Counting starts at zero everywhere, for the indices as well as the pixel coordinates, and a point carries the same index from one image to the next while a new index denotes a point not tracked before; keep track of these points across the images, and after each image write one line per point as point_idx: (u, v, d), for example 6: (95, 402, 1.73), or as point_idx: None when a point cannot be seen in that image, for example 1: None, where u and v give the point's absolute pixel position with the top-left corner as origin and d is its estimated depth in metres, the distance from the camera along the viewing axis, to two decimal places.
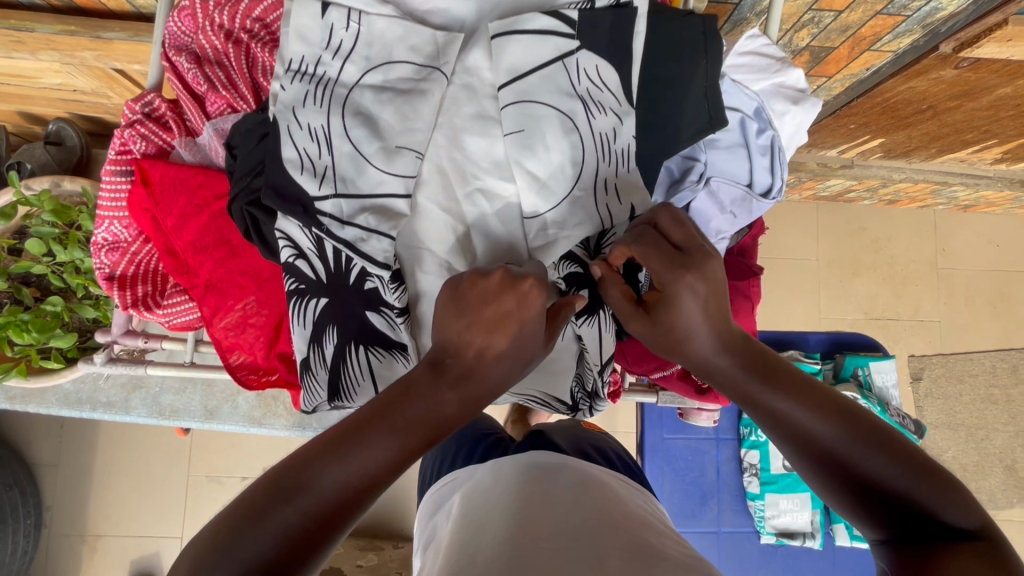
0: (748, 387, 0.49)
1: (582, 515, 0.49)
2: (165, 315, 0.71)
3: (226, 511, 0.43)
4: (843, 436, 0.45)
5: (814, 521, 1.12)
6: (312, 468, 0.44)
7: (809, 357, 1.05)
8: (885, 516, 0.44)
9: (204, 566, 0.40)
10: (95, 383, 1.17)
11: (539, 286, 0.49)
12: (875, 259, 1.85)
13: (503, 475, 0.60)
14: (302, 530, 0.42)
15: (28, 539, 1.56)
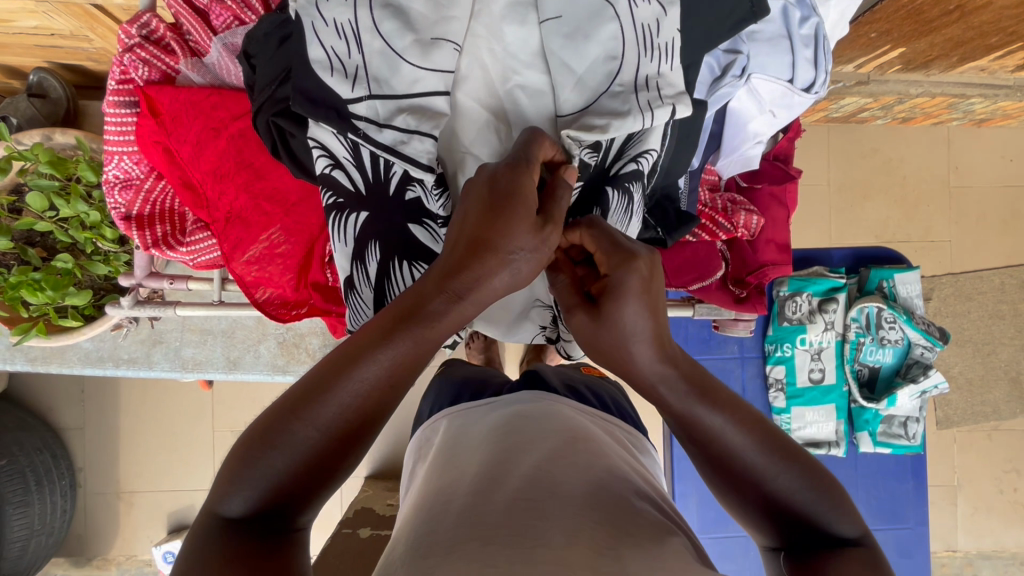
0: (682, 398, 0.49)
1: (559, 456, 0.50)
2: (189, 253, 0.71)
3: (250, 430, 0.47)
4: (759, 455, 0.48)
5: (838, 430, 1.12)
6: (318, 387, 0.46)
7: (834, 272, 1.10)
8: (784, 530, 0.48)
9: (236, 473, 0.45)
10: (115, 340, 1.16)
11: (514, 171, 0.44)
12: (887, 181, 1.82)
13: (494, 411, 0.61)
14: (316, 449, 0.45)
15: (66, 499, 1.61)
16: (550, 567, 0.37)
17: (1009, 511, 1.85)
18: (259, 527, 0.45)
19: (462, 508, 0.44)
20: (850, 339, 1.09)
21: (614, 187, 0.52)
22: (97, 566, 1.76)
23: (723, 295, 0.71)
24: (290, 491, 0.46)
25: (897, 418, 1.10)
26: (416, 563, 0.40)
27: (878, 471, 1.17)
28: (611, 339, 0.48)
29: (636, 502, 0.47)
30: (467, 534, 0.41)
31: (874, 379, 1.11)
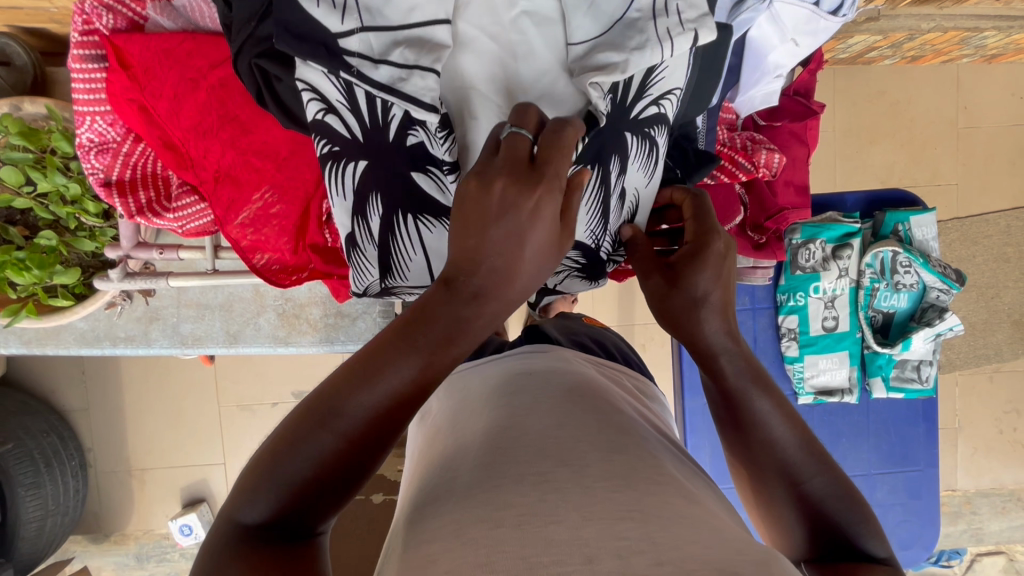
0: (743, 384, 0.53)
1: (571, 419, 0.47)
2: (176, 220, 0.67)
3: (269, 439, 0.45)
4: (802, 456, 0.51)
5: (852, 376, 1.14)
6: (340, 396, 0.43)
7: (849, 217, 1.08)
8: (821, 538, 0.50)
9: (251, 482, 0.43)
10: (110, 319, 1.13)
11: (547, 194, 0.42)
12: (893, 125, 1.76)
13: (498, 369, 0.59)
14: (334, 455, 0.43)
15: (77, 478, 1.62)
16: (565, 546, 0.34)
17: (1008, 450, 1.89)
18: (278, 531, 0.43)
19: (470, 487, 0.41)
20: (864, 286, 1.10)
21: (634, 132, 0.51)
22: (115, 541, 1.79)
23: (743, 242, 0.66)
24: (305, 501, 0.44)
25: (910, 362, 1.12)
26: (421, 550, 0.38)
27: (888, 417, 1.18)
28: (681, 302, 0.52)
29: (664, 466, 0.45)
30: (477, 515, 0.38)
31: (888, 325, 1.13)
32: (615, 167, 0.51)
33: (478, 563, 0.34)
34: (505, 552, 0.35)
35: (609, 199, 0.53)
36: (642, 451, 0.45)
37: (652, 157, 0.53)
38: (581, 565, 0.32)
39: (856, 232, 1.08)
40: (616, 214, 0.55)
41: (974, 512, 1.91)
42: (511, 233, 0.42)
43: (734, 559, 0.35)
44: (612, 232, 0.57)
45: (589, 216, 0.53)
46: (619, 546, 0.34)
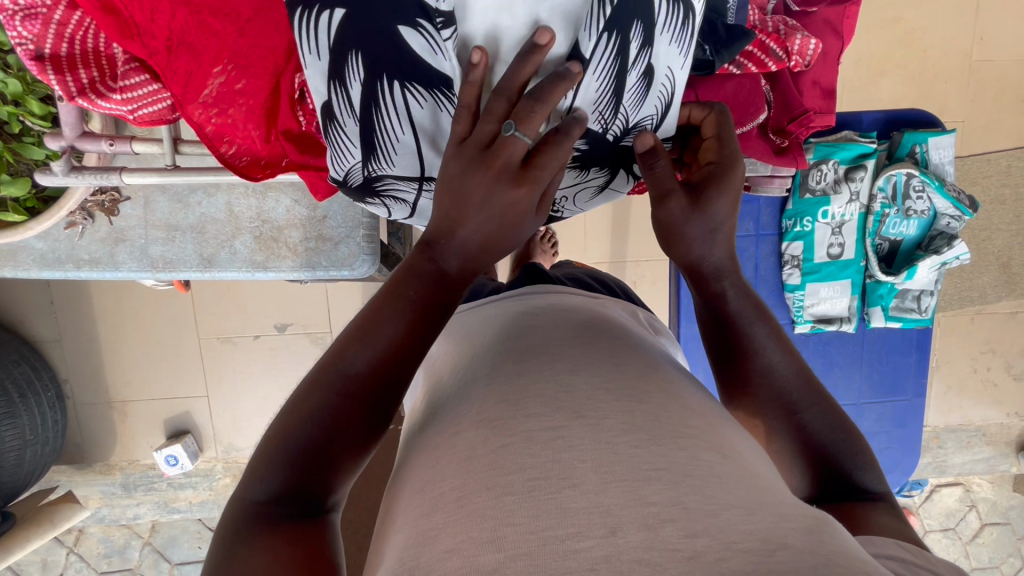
0: (745, 308, 0.54)
1: (584, 366, 0.47)
2: (125, 102, 0.59)
3: (277, 422, 0.47)
4: (802, 385, 0.52)
5: (851, 306, 1.15)
6: (338, 359, 0.47)
7: (866, 136, 1.06)
8: (826, 480, 0.50)
9: (269, 461, 0.46)
10: (72, 241, 1.06)
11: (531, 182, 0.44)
12: (906, 53, 1.68)
13: (504, 312, 0.59)
14: (337, 414, 0.46)
15: (55, 410, 1.58)
16: (582, 516, 0.35)
17: (981, 388, 1.95)
18: (295, 505, 0.45)
19: (475, 444, 0.42)
20: (875, 212, 1.09)
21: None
22: (101, 470, 1.79)
23: (762, 145, 0.61)
24: (314, 472, 0.46)
25: (911, 292, 1.13)
26: (422, 522, 0.38)
27: (883, 348, 1.19)
28: (700, 228, 0.52)
29: (690, 414, 0.44)
30: (481, 483, 0.38)
31: (893, 254, 1.13)
32: (635, 39, 0.44)
33: (484, 540, 0.35)
34: (515, 524, 0.35)
35: (627, 74, 0.46)
36: (665, 400, 0.44)
37: (685, 29, 0.45)
38: (601, 539, 0.33)
39: (873, 152, 1.06)
40: (637, 96, 0.48)
41: (941, 446, 2.00)
42: (473, 201, 0.45)
43: (779, 528, 0.34)
44: (626, 117, 0.49)
45: (599, 97, 0.47)
46: (646, 516, 0.34)
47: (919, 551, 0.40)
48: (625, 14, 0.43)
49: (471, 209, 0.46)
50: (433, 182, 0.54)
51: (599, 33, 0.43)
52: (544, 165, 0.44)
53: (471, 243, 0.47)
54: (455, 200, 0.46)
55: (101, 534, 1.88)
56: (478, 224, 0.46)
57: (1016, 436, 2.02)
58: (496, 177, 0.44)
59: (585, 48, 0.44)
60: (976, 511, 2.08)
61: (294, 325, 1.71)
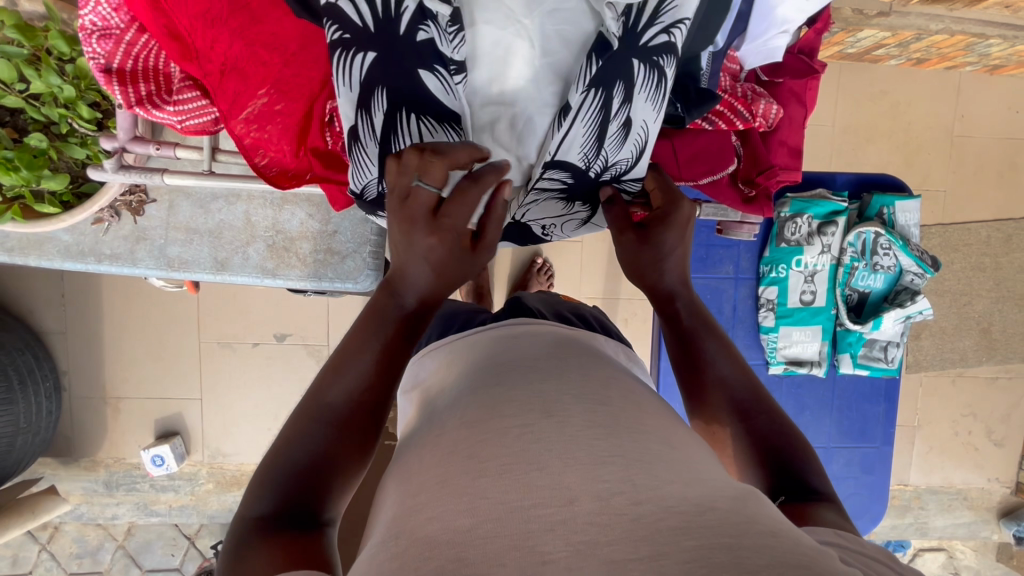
0: (698, 326, 0.63)
1: (556, 375, 0.52)
2: (176, 113, 0.67)
3: (271, 452, 0.54)
4: (750, 394, 0.58)
5: (822, 350, 1.21)
6: (323, 391, 0.55)
7: (837, 196, 1.15)
8: (778, 479, 0.53)
9: (267, 484, 0.52)
10: (96, 235, 1.13)
11: (444, 228, 0.53)
12: (892, 125, 1.79)
13: (488, 329, 0.64)
14: (326, 437, 0.54)
15: (51, 400, 1.61)
16: (545, 490, 0.40)
17: (962, 452, 1.97)
18: (292, 519, 0.51)
19: (457, 442, 0.46)
20: (845, 264, 1.17)
21: (642, 60, 0.49)
22: (85, 467, 1.80)
23: (733, 194, 0.69)
24: (306, 490, 0.52)
25: (878, 342, 1.18)
26: (409, 500, 0.44)
27: (853, 395, 1.25)
28: (651, 257, 0.62)
29: (645, 417, 0.49)
30: (462, 468, 0.43)
31: (862, 304, 1.20)
32: (618, 95, 0.51)
33: (461, 508, 0.40)
34: (488, 498, 0.40)
35: (608, 125, 0.52)
36: (624, 404, 0.49)
37: (660, 90, 0.51)
38: (561, 507, 0.38)
39: (842, 211, 1.15)
40: (618, 142, 0.54)
41: (922, 507, 2.00)
42: (402, 247, 0.55)
43: (711, 496, 0.40)
44: (607, 158, 0.55)
45: (584, 141, 0.53)
46: (599, 489, 0.39)
47: (853, 539, 0.43)
48: (608, 74, 0.49)
49: (405, 255, 0.56)
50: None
51: (585, 88, 0.49)
52: (456, 214, 0.53)
53: (418, 282, 0.56)
54: (397, 251, 0.56)
55: (76, 533, 1.87)
56: (415, 270, 0.56)
57: (998, 503, 2.02)
58: (416, 224, 0.54)
59: (574, 100, 0.50)
60: None
61: (293, 336, 1.76)
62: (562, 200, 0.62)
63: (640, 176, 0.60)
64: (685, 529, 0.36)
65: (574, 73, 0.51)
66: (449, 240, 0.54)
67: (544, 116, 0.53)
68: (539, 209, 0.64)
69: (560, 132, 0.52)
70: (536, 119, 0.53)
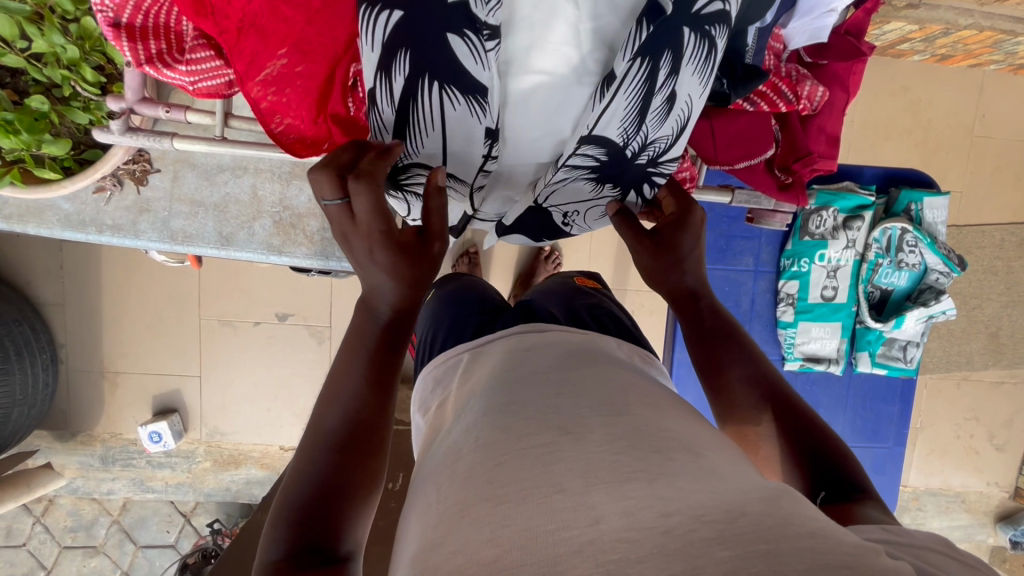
0: (720, 333, 0.69)
1: (569, 391, 0.52)
2: (189, 74, 0.64)
3: (281, 489, 0.58)
4: (775, 397, 0.63)
5: (840, 347, 1.22)
6: (319, 420, 0.61)
7: (865, 189, 1.13)
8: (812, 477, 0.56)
9: (281, 519, 0.55)
10: (98, 206, 1.09)
11: (372, 232, 0.58)
12: (912, 122, 1.76)
13: (505, 341, 0.67)
14: (329, 466, 0.58)
15: (48, 373, 1.59)
16: (570, 513, 0.38)
17: (963, 455, 1.96)
18: (307, 555, 0.53)
19: (475, 465, 0.45)
20: (869, 260, 1.16)
21: (694, 28, 0.46)
22: (82, 441, 1.78)
23: (768, 180, 0.67)
24: (314, 522, 0.55)
25: (898, 341, 1.20)
26: (430, 533, 0.42)
27: (868, 394, 1.27)
28: (669, 260, 0.69)
29: (666, 424, 0.48)
30: (480, 495, 0.41)
31: (883, 302, 1.21)
32: (665, 66, 0.47)
33: (483, 539, 0.38)
34: (512, 526, 0.39)
35: (652, 98, 0.49)
36: (642, 413, 0.49)
37: (708, 62, 0.49)
38: (587, 527, 0.37)
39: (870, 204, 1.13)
40: (659, 117, 0.51)
41: (920, 508, 2.00)
42: (354, 261, 0.61)
43: (741, 502, 0.38)
44: (646, 135, 0.53)
45: (625, 115, 0.50)
46: (625, 506, 0.38)
47: (902, 533, 0.42)
48: (657, 43, 0.46)
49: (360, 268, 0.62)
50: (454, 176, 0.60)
51: (632, 57, 0.46)
52: (374, 219, 0.58)
53: (376, 287, 0.62)
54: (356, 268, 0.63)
55: (71, 507, 1.86)
56: (369, 275, 0.61)
57: (995, 507, 2.02)
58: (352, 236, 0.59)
59: (619, 69, 0.46)
60: None
61: (295, 316, 1.73)
62: (591, 183, 0.60)
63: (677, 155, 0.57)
64: (719, 540, 0.34)
65: (619, 42, 0.48)
66: (377, 237, 0.59)
67: (584, 87, 0.50)
68: (563, 193, 0.61)
69: (602, 104, 0.49)
70: (574, 89, 0.50)
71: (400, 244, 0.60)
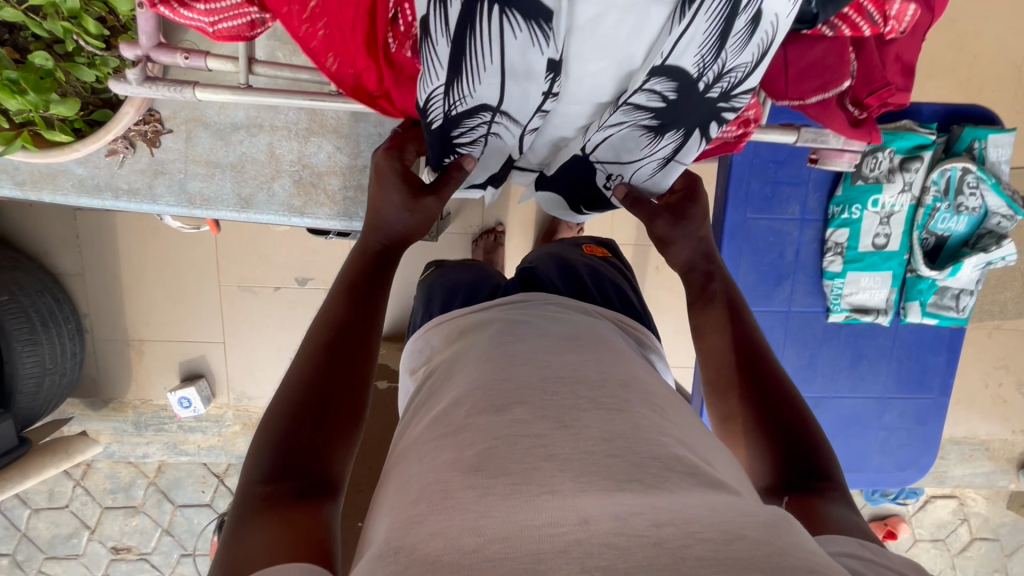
0: (732, 311, 0.76)
1: (556, 364, 0.62)
2: (207, 13, 0.59)
3: (271, 405, 0.60)
4: (768, 379, 0.69)
5: (889, 298, 1.20)
6: (313, 344, 0.65)
7: (925, 128, 1.10)
8: (787, 458, 0.64)
9: (269, 434, 0.58)
10: (112, 169, 1.06)
11: (389, 166, 0.72)
12: (958, 56, 1.64)
13: (502, 315, 0.75)
14: (318, 391, 0.61)
15: (75, 341, 1.59)
16: (557, 511, 0.44)
17: (989, 404, 1.95)
18: (290, 479, 0.56)
19: (466, 448, 0.52)
20: (926, 204, 1.13)
21: None
22: (114, 408, 1.81)
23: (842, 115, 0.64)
24: (301, 444, 0.58)
25: (951, 290, 1.17)
26: (409, 510, 0.48)
27: (916, 341, 1.26)
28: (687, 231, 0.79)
29: (665, 432, 0.55)
30: (464, 483, 0.48)
31: (938, 249, 1.18)
32: None
33: (466, 525, 0.44)
34: (490, 517, 0.45)
35: (735, 20, 0.46)
36: (638, 414, 0.56)
37: None
38: (576, 527, 0.42)
39: (930, 144, 1.11)
40: (738, 41, 0.48)
41: (943, 457, 2.01)
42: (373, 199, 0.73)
43: (740, 523, 0.44)
44: (722, 63, 0.50)
45: (704, 39, 0.47)
46: (618, 510, 0.44)
47: (875, 550, 0.50)
48: None
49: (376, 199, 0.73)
50: (506, 114, 0.58)
51: None
52: (397, 157, 0.72)
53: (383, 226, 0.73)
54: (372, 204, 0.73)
55: (108, 470, 1.92)
56: (381, 211, 0.73)
57: (1018, 455, 2.03)
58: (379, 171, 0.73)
59: None
60: (967, 525, 2.14)
61: (316, 280, 1.71)
62: (647, 132, 0.60)
63: (751, 87, 0.54)
64: (711, 560, 0.39)
65: None
66: (390, 170, 0.72)
67: (663, 10, 0.45)
68: (618, 137, 0.62)
69: (681, 26, 0.46)
70: (653, 12, 0.45)
71: (409, 186, 0.71)
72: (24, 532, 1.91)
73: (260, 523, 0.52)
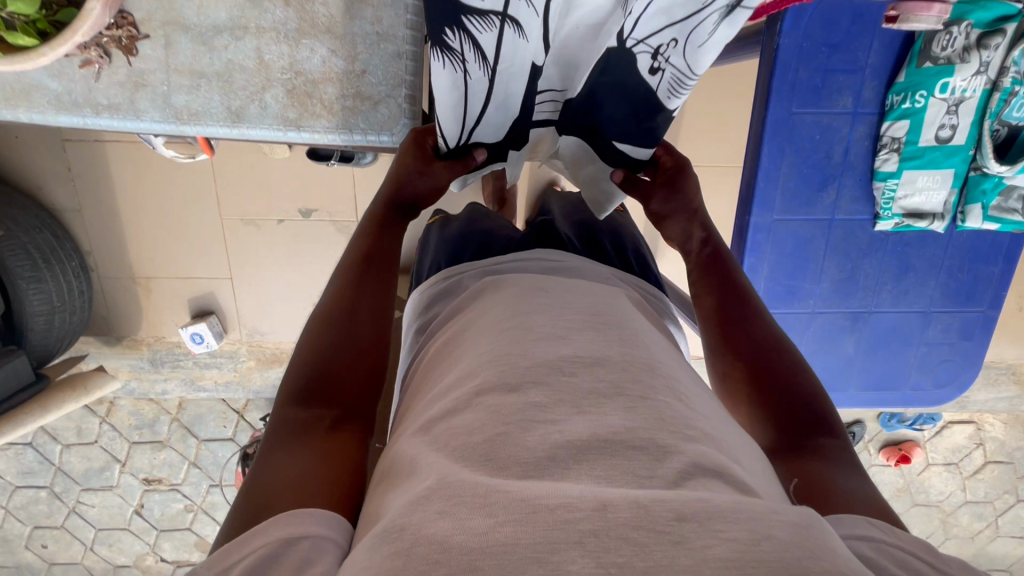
0: (736, 288, 0.83)
1: (574, 340, 0.60)
2: None
3: (302, 351, 0.73)
4: (769, 351, 0.77)
5: (948, 201, 1.13)
6: (338, 303, 0.76)
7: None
8: (786, 424, 0.71)
9: (301, 375, 0.70)
10: (89, 83, 0.97)
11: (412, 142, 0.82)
12: None
13: (517, 283, 0.73)
14: (341, 346, 0.73)
15: (81, 279, 1.53)
16: (575, 496, 0.43)
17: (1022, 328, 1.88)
18: (319, 417, 0.67)
19: (478, 432, 0.51)
20: (1002, 88, 1.02)
21: None
22: (128, 345, 1.80)
23: None
24: (329, 388, 0.69)
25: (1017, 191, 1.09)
26: (415, 488, 0.47)
27: (969, 252, 1.19)
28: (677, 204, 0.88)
29: (690, 419, 0.53)
30: (478, 468, 0.48)
31: (1010, 141, 1.07)
32: None
33: (479, 504, 0.43)
34: (504, 493, 0.43)
35: None
36: (662, 405, 0.53)
37: None
38: (592, 512, 0.41)
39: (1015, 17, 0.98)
40: None
41: None
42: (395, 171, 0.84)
43: (771, 522, 0.43)
44: None
45: None
46: (640, 498, 0.42)
47: (889, 531, 0.53)
48: None
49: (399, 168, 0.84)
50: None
51: None
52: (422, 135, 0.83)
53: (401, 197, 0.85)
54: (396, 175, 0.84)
55: (131, 407, 1.95)
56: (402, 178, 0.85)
57: None
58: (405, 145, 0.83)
59: None
60: (982, 450, 2.14)
61: (320, 212, 1.64)
62: None
63: None
64: (740, 565, 0.39)
65: None
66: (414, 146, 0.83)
67: None
68: None
69: None
70: None
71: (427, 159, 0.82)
72: (57, 466, 1.97)
73: (290, 447, 0.64)
